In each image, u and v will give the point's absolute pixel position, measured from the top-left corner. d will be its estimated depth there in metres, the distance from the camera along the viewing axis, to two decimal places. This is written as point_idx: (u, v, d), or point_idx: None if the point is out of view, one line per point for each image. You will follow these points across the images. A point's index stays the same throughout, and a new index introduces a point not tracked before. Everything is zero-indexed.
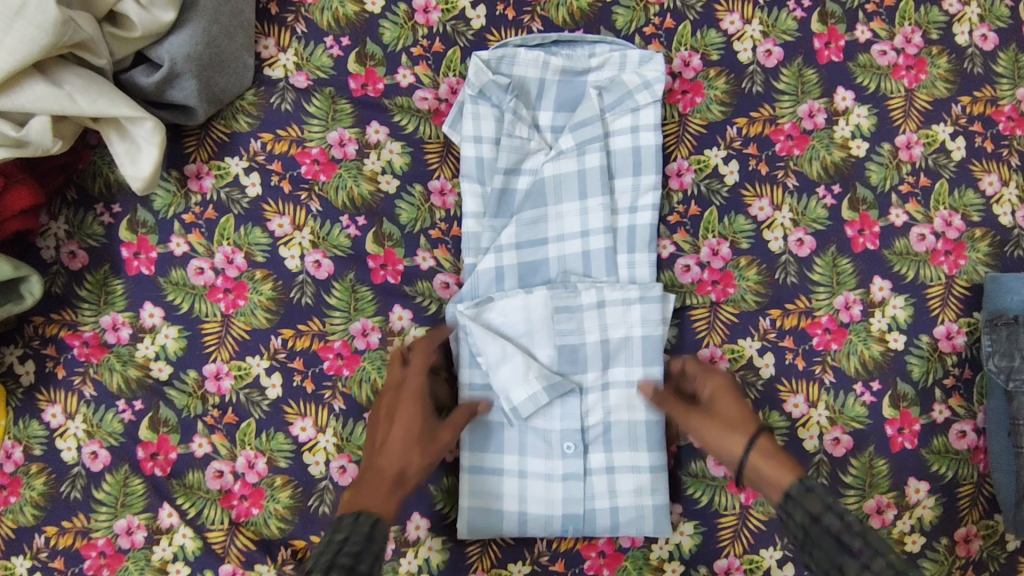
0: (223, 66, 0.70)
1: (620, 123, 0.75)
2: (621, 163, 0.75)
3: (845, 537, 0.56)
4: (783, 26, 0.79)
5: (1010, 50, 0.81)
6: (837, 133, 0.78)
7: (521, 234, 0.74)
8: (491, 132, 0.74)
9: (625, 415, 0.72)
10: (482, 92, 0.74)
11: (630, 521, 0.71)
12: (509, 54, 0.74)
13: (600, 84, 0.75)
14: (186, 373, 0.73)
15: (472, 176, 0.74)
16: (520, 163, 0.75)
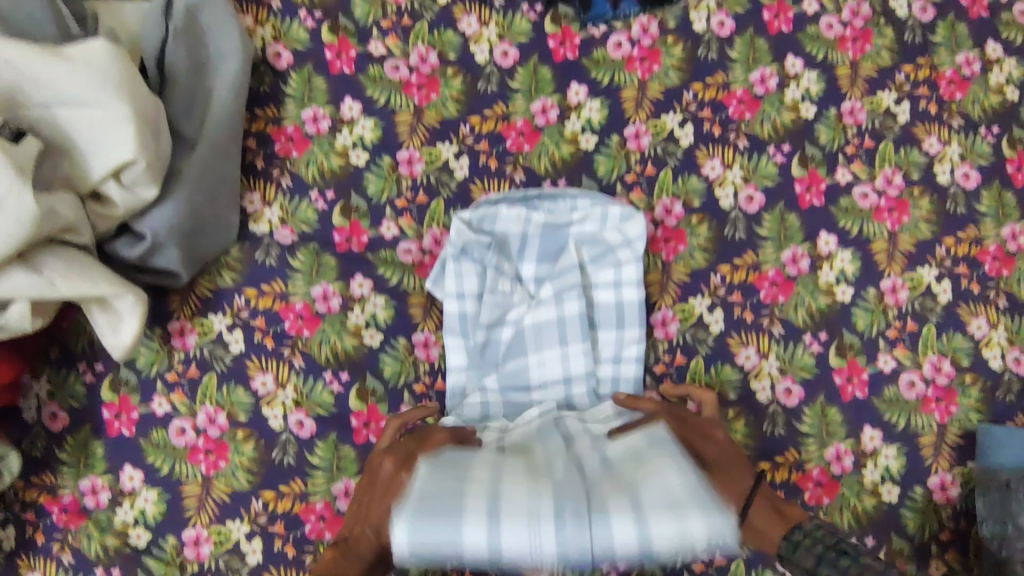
0: (206, 229, 0.71)
1: (599, 275, 0.76)
2: (602, 317, 0.75)
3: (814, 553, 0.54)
4: (763, 171, 0.79)
5: (993, 188, 0.81)
6: (821, 278, 0.78)
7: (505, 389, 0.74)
8: (474, 288, 0.74)
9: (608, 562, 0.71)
10: (466, 246, 0.74)
11: None
12: (489, 213, 0.75)
13: (581, 238, 0.76)
14: (164, 540, 0.72)
15: (454, 328, 0.74)
16: (500, 316, 0.75)
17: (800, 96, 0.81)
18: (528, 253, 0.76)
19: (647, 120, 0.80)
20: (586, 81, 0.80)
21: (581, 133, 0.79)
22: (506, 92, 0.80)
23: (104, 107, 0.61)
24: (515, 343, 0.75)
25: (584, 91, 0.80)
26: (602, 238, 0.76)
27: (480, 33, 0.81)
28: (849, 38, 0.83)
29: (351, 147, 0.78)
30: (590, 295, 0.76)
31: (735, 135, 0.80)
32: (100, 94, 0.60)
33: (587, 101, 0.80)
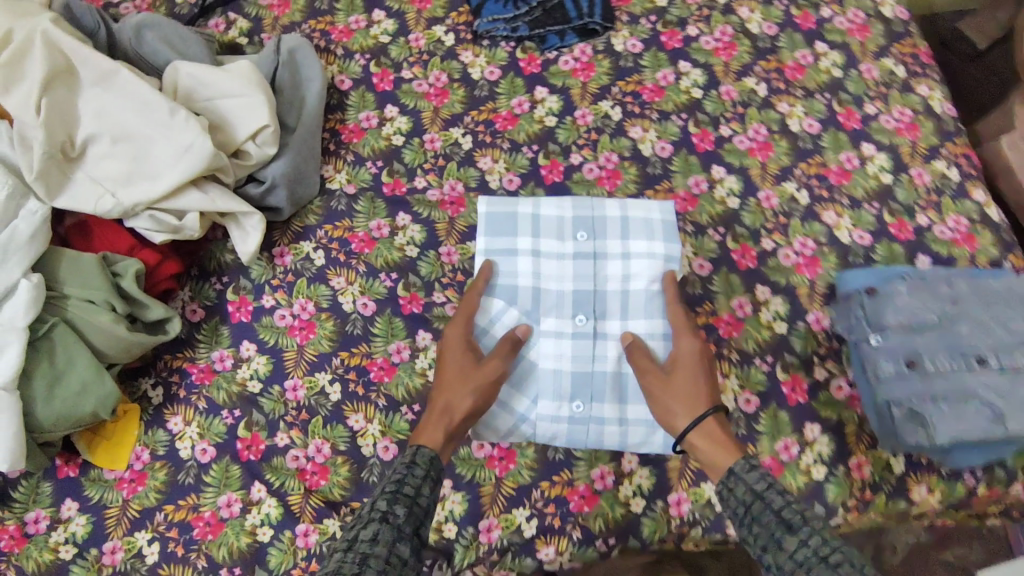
0: (302, 182, 1.10)
1: (633, 264, 1.02)
2: (634, 308, 1.00)
3: (787, 515, 0.70)
4: (670, 131, 1.18)
5: (830, 131, 1.17)
6: (716, 194, 1.13)
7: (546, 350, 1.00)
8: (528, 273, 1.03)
9: (641, 443, 0.97)
10: (501, 246, 1.03)
11: (638, 442, 0.96)
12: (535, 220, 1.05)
13: (613, 236, 1.04)
14: (272, 388, 1.03)
15: (485, 324, 1.00)
16: (536, 301, 1.02)
17: (690, 85, 1.21)
18: (564, 248, 1.04)
19: (589, 106, 1.20)
20: (546, 85, 1.22)
21: (545, 117, 1.20)
22: (493, 95, 1.22)
23: (249, 96, 1.03)
24: (551, 319, 1.01)
25: (545, 91, 1.21)
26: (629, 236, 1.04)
27: (475, 62, 1.24)
28: (720, 48, 1.24)
29: (393, 134, 1.19)
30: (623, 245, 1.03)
31: (649, 110, 1.20)
32: (248, 91, 1.04)
33: (547, 97, 1.21)
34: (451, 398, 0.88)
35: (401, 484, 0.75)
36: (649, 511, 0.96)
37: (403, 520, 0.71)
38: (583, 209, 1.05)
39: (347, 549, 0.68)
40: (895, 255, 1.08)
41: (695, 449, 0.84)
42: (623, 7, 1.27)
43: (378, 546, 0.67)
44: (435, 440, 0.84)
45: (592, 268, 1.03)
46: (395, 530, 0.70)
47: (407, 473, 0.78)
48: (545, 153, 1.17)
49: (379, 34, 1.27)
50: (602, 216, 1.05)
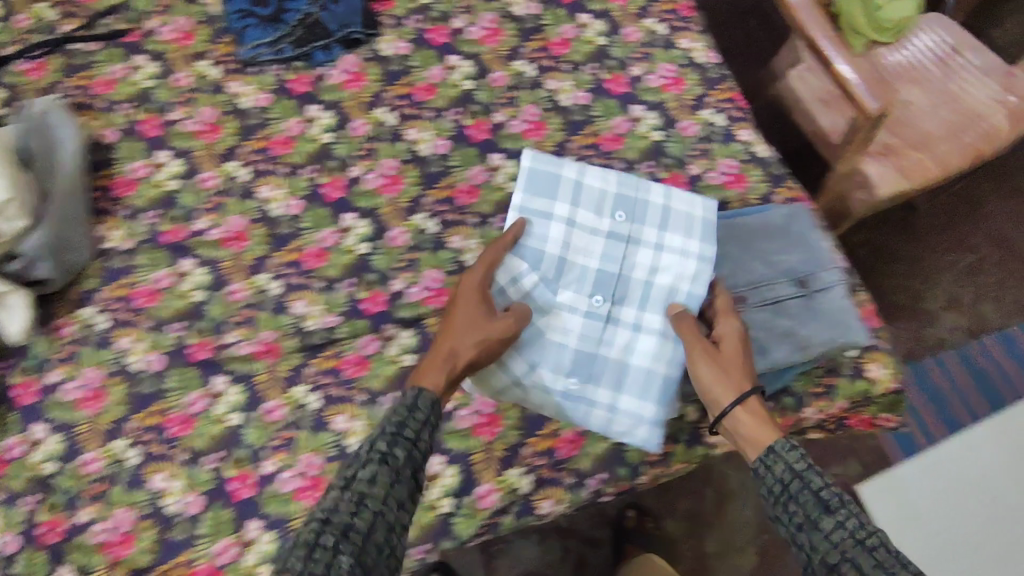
0: (69, 248, 1.07)
1: (664, 257, 1.01)
2: (652, 301, 1.01)
3: (860, 485, 0.76)
4: (445, 127, 1.18)
5: (599, 100, 1.20)
6: (496, 182, 1.14)
7: (575, 317, 1.00)
8: (559, 237, 1.02)
9: (627, 428, 0.96)
10: (536, 205, 1.03)
11: (623, 430, 0.96)
12: (575, 187, 1.03)
13: (651, 222, 1.03)
14: (69, 465, 1.00)
15: (506, 281, 0.99)
16: (555, 273, 1.02)
17: (460, 77, 1.22)
18: (598, 223, 1.03)
19: (363, 116, 1.19)
20: (318, 102, 1.21)
21: (320, 134, 1.18)
22: (266, 121, 1.20)
23: None
24: (567, 293, 1.01)
25: (318, 109, 1.20)
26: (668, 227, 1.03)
27: (244, 91, 1.22)
28: (486, 36, 1.25)
29: (167, 180, 1.16)
30: (661, 232, 1.02)
31: (423, 110, 1.20)
32: None
33: (320, 114, 1.20)
34: (457, 340, 0.88)
35: (402, 425, 0.79)
36: (458, 509, 0.94)
37: (402, 463, 0.75)
38: (629, 185, 1.05)
39: (342, 488, 0.73)
40: None
41: (738, 424, 0.86)
42: (386, 11, 1.26)
43: (377, 487, 0.73)
44: (432, 383, 0.85)
45: (622, 248, 1.03)
46: (394, 472, 0.75)
47: (417, 410, 0.81)
48: (325, 170, 1.16)
49: (142, 80, 1.23)
50: (645, 199, 1.04)
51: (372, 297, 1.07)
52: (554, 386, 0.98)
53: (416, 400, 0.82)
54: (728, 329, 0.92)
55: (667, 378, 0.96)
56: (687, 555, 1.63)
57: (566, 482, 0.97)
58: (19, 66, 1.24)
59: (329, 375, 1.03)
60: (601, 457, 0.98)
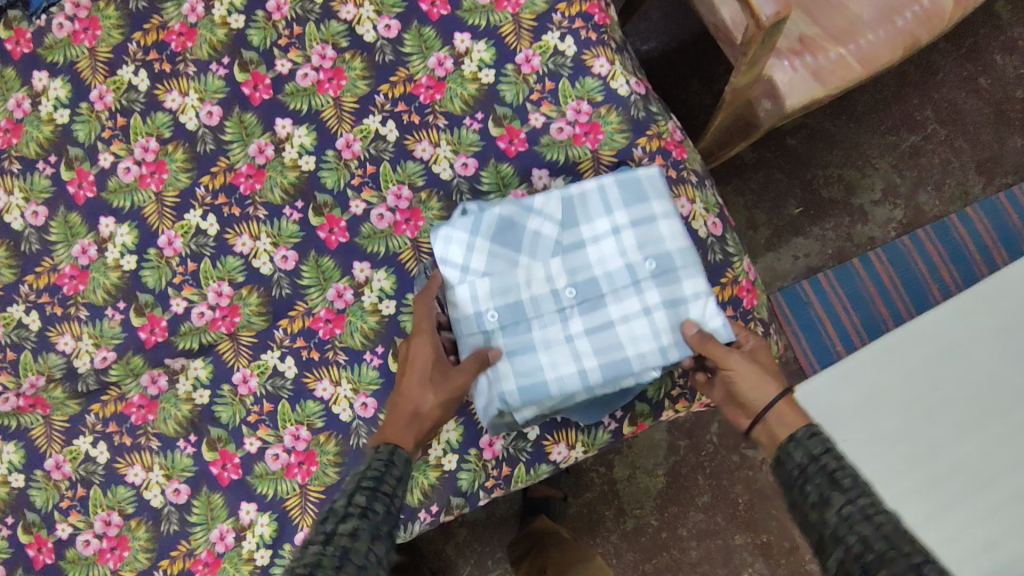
0: None
1: (656, 319, 0.78)
2: (602, 337, 0.79)
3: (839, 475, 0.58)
4: (213, 87, 0.91)
5: (412, 29, 0.92)
6: (285, 157, 0.90)
7: (572, 271, 0.82)
8: (606, 226, 0.81)
9: (493, 385, 0.78)
10: (617, 184, 0.81)
11: (493, 380, 0.78)
12: (650, 211, 0.80)
13: (680, 290, 0.79)
14: None
15: (582, 208, 0.81)
16: (601, 255, 0.82)
17: (226, 12, 0.92)
18: (630, 250, 0.81)
19: (105, 81, 0.92)
20: (43, 67, 0.92)
21: (54, 112, 0.92)
22: None
23: None
24: (604, 267, 0.81)
25: (44, 75, 0.92)
26: (674, 306, 0.79)
27: None
28: None
29: None
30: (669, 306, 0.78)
31: (183, 64, 0.92)
32: None
33: (50, 84, 0.92)
34: (417, 396, 0.71)
35: (377, 479, 0.63)
36: (277, 560, 0.85)
37: (382, 519, 0.60)
38: (682, 255, 0.80)
39: (324, 544, 0.56)
40: (504, 178, 0.89)
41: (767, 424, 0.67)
42: None
43: (358, 543, 0.57)
44: (407, 442, 0.69)
45: (667, 277, 0.79)
46: (375, 528, 0.59)
47: (367, 471, 0.65)
48: (66, 162, 0.91)
49: None
50: (684, 273, 0.79)
51: (150, 322, 0.89)
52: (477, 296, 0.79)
53: (390, 457, 0.66)
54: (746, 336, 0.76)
55: (569, 380, 0.77)
56: (596, 482, 1.48)
57: None
58: None
59: (113, 422, 0.88)
60: (430, 489, 0.84)
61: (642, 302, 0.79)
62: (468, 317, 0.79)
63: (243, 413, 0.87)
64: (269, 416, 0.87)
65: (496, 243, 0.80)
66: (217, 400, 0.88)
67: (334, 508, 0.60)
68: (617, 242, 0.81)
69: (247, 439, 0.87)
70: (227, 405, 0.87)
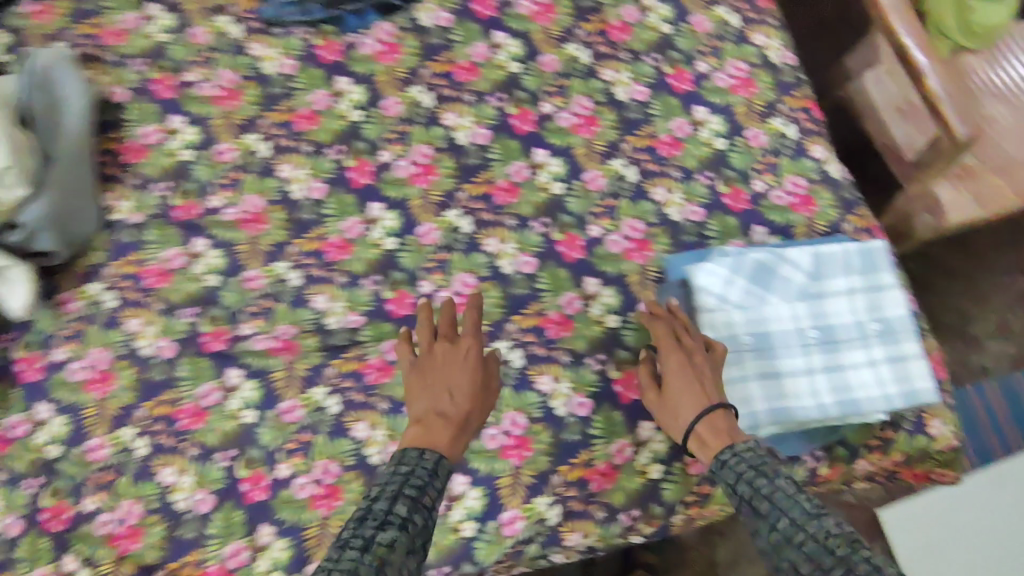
0: (73, 218, 0.99)
1: (880, 372, 0.86)
2: (838, 380, 0.86)
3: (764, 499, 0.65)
4: (486, 113, 1.07)
5: (660, 97, 1.08)
6: (539, 181, 1.04)
7: (815, 319, 0.87)
8: (846, 285, 0.89)
9: (739, 406, 0.83)
10: (856, 252, 0.90)
11: (739, 401, 0.84)
12: (881, 280, 0.90)
13: (900, 351, 0.88)
14: (74, 450, 0.98)
15: (827, 264, 0.89)
16: (840, 308, 0.88)
17: (507, 58, 1.09)
18: (861, 309, 0.89)
19: (398, 94, 1.08)
20: (347, 74, 1.08)
21: (349, 111, 1.07)
22: (291, 91, 1.08)
23: None
24: (840, 320, 0.88)
25: (348, 81, 1.08)
26: (897, 364, 0.87)
27: (266, 55, 1.09)
28: (537, 12, 1.10)
29: (181, 149, 1.06)
30: (893, 364, 0.87)
31: (463, 91, 1.07)
32: None
33: (350, 88, 1.08)
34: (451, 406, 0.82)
35: (418, 490, 0.72)
36: (481, 534, 0.92)
37: (417, 532, 0.69)
38: (902, 322, 0.89)
39: (361, 553, 0.63)
40: (728, 229, 1.02)
41: (704, 443, 0.75)
42: None
43: (394, 554, 0.65)
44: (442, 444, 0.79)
45: (890, 338, 0.88)
46: (410, 540, 0.68)
47: (410, 476, 0.74)
48: (353, 152, 1.06)
49: (155, 32, 1.10)
50: (904, 338, 0.89)
51: (399, 297, 1.00)
52: (730, 326, 0.86)
53: (436, 465, 0.76)
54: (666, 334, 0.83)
55: (809, 410, 0.84)
56: (697, 560, 1.46)
57: (596, 516, 0.94)
58: (23, 6, 1.11)
59: (348, 378, 0.98)
60: (631, 491, 0.94)
61: (870, 356, 0.87)
62: (721, 344, 0.85)
63: None
64: (491, 400, 0.95)
65: (751, 283, 0.87)
66: None
67: (376, 515, 0.68)
68: (852, 301, 0.89)
69: None
70: None
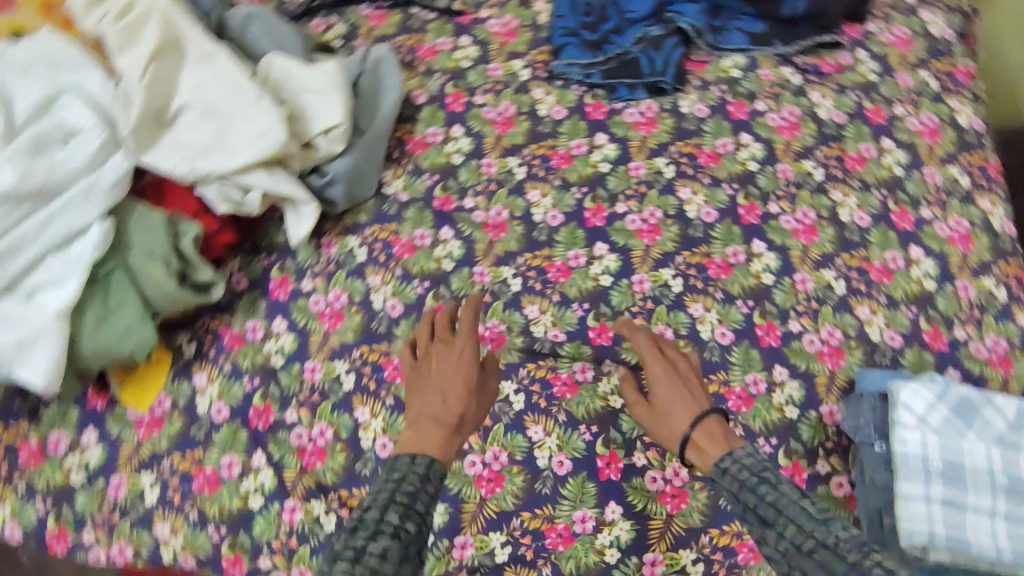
0: (361, 181, 1.16)
1: None
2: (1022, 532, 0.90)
3: (769, 512, 0.75)
4: (718, 197, 1.19)
5: (880, 228, 1.17)
6: (752, 268, 1.13)
7: (1010, 467, 0.93)
8: None
9: (921, 523, 0.90)
10: None
11: (923, 519, 0.90)
12: None
13: None
14: (292, 366, 1.08)
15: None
16: None
17: (748, 157, 1.22)
18: None
19: (645, 159, 1.22)
20: (607, 133, 1.25)
21: (600, 162, 1.23)
22: (555, 133, 1.25)
23: (330, 94, 1.09)
24: None
25: (606, 139, 1.24)
26: None
27: (544, 99, 1.28)
28: (784, 127, 1.25)
29: (454, 153, 1.24)
30: None
31: (703, 174, 1.21)
32: (329, 87, 1.09)
33: (607, 144, 1.24)
34: (448, 407, 0.86)
35: (410, 496, 0.74)
36: (622, 563, 0.99)
37: (409, 539, 0.71)
38: None
39: (353, 564, 0.67)
40: (922, 364, 1.08)
41: (702, 450, 0.86)
42: (696, 72, 1.30)
43: (384, 566, 0.68)
44: (432, 448, 0.81)
45: None
46: (402, 549, 0.70)
47: (402, 482, 0.76)
48: (593, 196, 1.20)
49: (461, 59, 1.32)
50: None
51: (601, 328, 1.10)
52: (924, 447, 0.93)
53: (426, 469, 0.78)
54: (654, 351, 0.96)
55: (987, 548, 0.89)
56: None
57: None
58: (364, 10, 1.36)
59: (537, 383, 1.07)
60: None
61: None
62: (911, 461, 0.93)
63: (642, 431, 1.04)
64: (662, 445, 1.04)
65: (954, 415, 0.94)
66: (626, 412, 1.05)
67: (365, 527, 0.70)
68: None
69: (637, 452, 1.03)
70: (632, 418, 1.05)
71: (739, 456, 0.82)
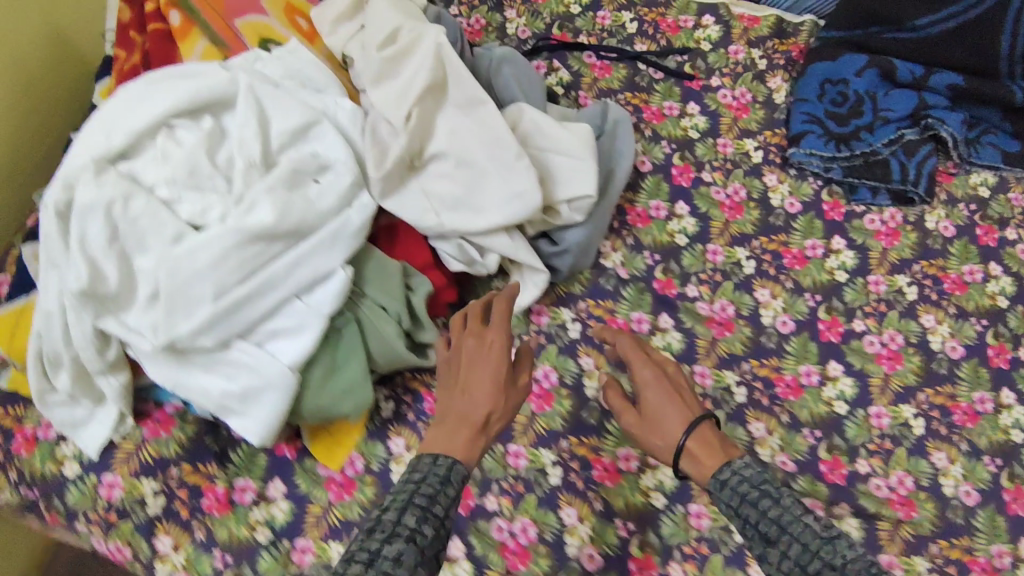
0: (587, 252, 1.06)
1: None
2: None
3: (766, 528, 0.69)
4: (965, 332, 1.09)
5: None
6: (1001, 420, 1.03)
7: None
8: None
9: None
10: None
11: None
12: None
13: None
14: (496, 447, 1.00)
15: None
16: None
17: (997, 291, 1.12)
18: None
19: (884, 274, 1.13)
20: (845, 238, 1.15)
21: (837, 270, 1.13)
22: (789, 228, 1.16)
23: (583, 161, 1.00)
24: None
25: (844, 244, 1.15)
26: None
27: (777, 188, 1.19)
28: None
29: (678, 232, 1.15)
30: None
31: (947, 302, 1.11)
32: (583, 152, 1.00)
33: (844, 250, 1.14)
34: (472, 402, 0.79)
35: (430, 497, 0.68)
36: None
37: (428, 543, 0.64)
38: None
39: (365, 569, 0.59)
40: None
41: (694, 457, 0.80)
42: (944, 186, 1.20)
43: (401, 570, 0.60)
44: (456, 450, 0.74)
45: None
46: (419, 553, 0.63)
47: (422, 483, 0.69)
48: (828, 307, 1.10)
49: (689, 128, 1.23)
50: None
51: (834, 462, 1.01)
52: None
53: (448, 473, 0.71)
54: (636, 350, 0.91)
55: None
56: None
57: None
58: (589, 59, 1.28)
59: None
60: None
61: None
62: None
63: None
64: None
65: None
66: None
67: (382, 528, 0.63)
68: None
69: None
70: None
71: (745, 468, 0.76)
